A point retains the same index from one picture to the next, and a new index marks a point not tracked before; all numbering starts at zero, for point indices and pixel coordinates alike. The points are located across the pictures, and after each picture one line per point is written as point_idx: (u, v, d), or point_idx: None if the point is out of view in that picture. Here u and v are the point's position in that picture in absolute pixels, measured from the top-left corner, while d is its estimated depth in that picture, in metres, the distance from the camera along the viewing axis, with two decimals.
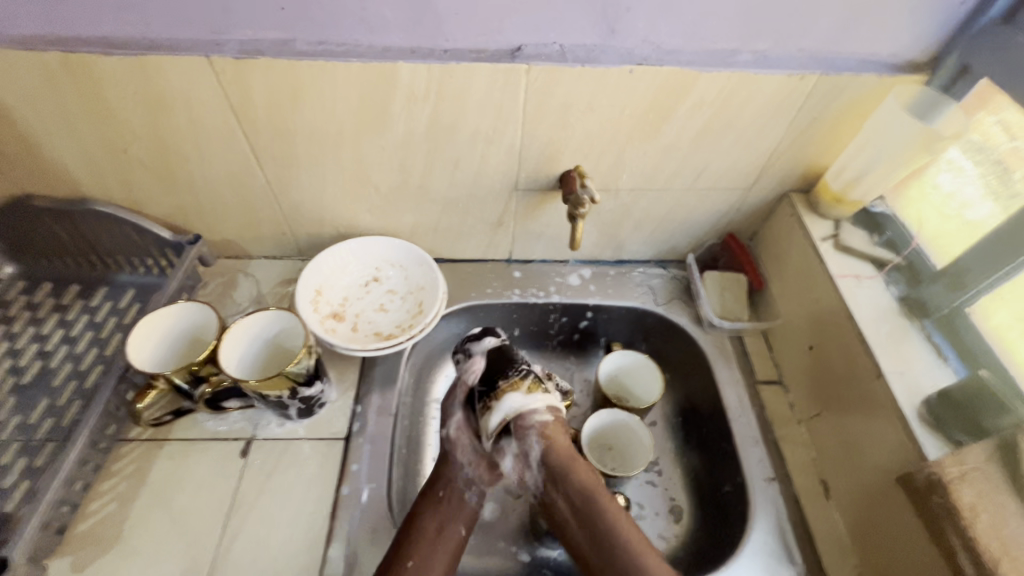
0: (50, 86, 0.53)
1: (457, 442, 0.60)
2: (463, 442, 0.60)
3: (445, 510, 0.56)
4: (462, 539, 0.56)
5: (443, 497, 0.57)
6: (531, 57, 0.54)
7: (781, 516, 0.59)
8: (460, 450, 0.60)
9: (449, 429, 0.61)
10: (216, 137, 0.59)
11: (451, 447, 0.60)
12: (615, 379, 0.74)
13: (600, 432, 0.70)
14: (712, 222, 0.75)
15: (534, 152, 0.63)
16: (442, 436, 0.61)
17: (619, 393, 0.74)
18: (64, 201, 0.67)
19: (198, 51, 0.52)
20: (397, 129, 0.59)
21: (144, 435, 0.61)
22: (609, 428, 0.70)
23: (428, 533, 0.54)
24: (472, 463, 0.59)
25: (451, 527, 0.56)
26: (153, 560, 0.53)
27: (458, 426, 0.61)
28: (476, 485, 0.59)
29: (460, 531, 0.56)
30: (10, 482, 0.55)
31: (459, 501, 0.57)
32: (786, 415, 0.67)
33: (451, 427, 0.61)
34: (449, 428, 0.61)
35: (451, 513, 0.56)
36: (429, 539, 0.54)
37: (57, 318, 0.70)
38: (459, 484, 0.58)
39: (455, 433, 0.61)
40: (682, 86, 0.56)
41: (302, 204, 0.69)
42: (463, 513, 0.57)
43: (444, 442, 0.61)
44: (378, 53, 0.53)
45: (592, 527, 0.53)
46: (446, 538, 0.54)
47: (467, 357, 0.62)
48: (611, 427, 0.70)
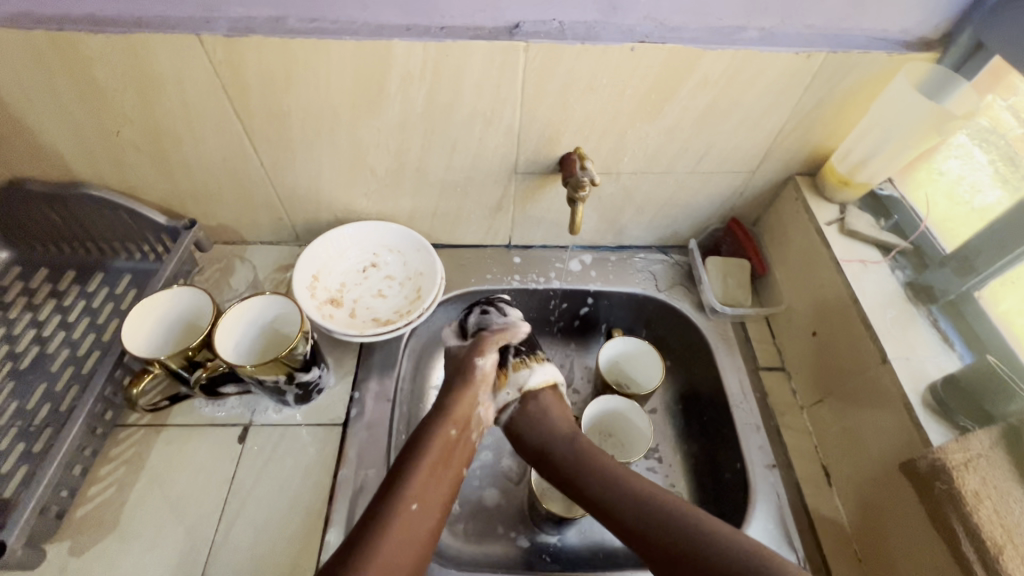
0: (38, 65, 0.52)
1: (484, 380, 0.60)
2: (483, 382, 0.61)
3: (453, 449, 0.56)
4: (461, 478, 0.56)
5: (453, 435, 0.56)
6: (530, 34, 0.52)
7: (782, 503, 0.59)
8: (478, 389, 0.60)
9: (487, 363, 0.61)
10: (209, 119, 0.58)
11: (470, 382, 0.60)
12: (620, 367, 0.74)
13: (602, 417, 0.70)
14: (715, 206, 0.74)
15: (534, 134, 0.61)
16: (479, 365, 0.60)
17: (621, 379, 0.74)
18: (58, 185, 0.66)
19: (188, 29, 0.50)
20: (394, 110, 0.58)
21: (142, 421, 0.61)
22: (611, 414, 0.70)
23: (435, 467, 0.54)
24: (483, 404, 0.61)
25: (455, 465, 0.56)
26: (152, 544, 0.53)
27: (491, 366, 0.61)
28: (478, 425, 0.60)
29: (461, 471, 0.56)
30: (8, 467, 0.55)
31: (462, 441, 0.58)
32: (788, 402, 0.67)
33: (487, 362, 0.61)
34: (482, 360, 0.61)
35: (455, 450, 0.57)
36: (436, 472, 0.54)
37: (54, 304, 0.69)
38: (467, 423, 0.58)
39: (489, 369, 0.61)
40: (684, 65, 0.54)
41: (298, 187, 0.68)
42: (465, 453, 0.58)
43: (477, 371, 0.60)
44: (373, 31, 0.51)
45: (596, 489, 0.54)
46: (450, 476, 0.55)
47: (504, 316, 0.65)
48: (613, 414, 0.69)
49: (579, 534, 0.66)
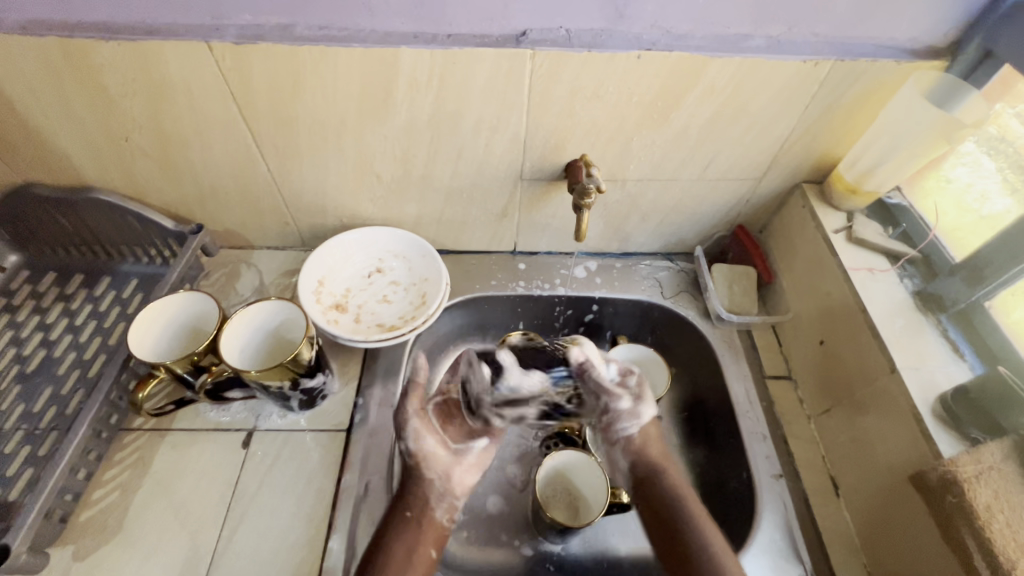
0: (48, 70, 0.52)
1: (424, 455, 0.58)
2: (432, 454, 0.58)
3: (415, 533, 0.53)
4: (433, 562, 0.53)
5: (410, 516, 0.54)
6: (536, 42, 0.52)
7: (789, 513, 0.58)
8: (428, 463, 0.58)
9: (427, 442, 0.58)
10: (217, 125, 0.59)
11: (422, 463, 0.58)
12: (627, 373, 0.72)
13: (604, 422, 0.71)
14: (721, 213, 0.74)
15: (540, 140, 0.61)
16: (403, 447, 0.57)
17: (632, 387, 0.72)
18: (67, 189, 0.66)
19: (197, 36, 0.51)
20: (400, 117, 0.58)
21: (147, 425, 0.61)
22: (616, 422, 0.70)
23: (402, 555, 0.51)
24: (444, 477, 0.58)
25: (420, 549, 0.53)
26: (155, 550, 0.53)
27: (417, 435, 0.58)
28: (443, 502, 0.57)
29: (430, 553, 0.53)
30: (13, 470, 0.56)
31: (426, 522, 0.55)
32: (796, 412, 0.66)
33: (411, 440, 0.57)
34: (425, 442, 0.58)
35: (420, 532, 0.54)
36: (398, 560, 0.51)
37: (62, 308, 0.70)
38: (423, 503, 0.56)
39: (433, 446, 0.58)
40: (691, 72, 0.54)
41: (304, 193, 0.68)
42: (429, 533, 0.55)
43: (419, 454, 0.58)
44: (380, 38, 0.52)
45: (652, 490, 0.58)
46: (416, 567, 0.51)
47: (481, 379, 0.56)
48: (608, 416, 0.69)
49: (584, 543, 0.65)
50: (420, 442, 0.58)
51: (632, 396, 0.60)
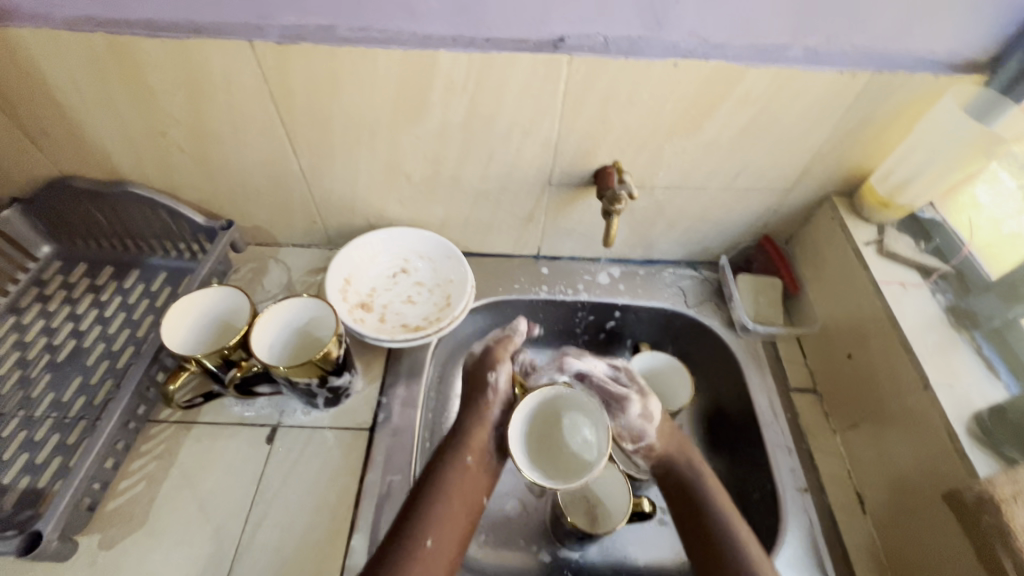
0: (93, 65, 0.53)
1: (500, 396, 0.62)
2: (497, 397, 0.62)
3: (469, 480, 0.56)
4: (482, 506, 0.56)
5: (470, 463, 0.57)
6: (573, 47, 0.52)
7: (814, 528, 0.57)
8: (488, 407, 0.61)
9: (499, 375, 0.63)
10: (254, 122, 0.59)
11: (487, 401, 0.61)
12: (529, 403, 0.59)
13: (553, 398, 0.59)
14: (748, 223, 0.73)
15: (571, 145, 0.61)
16: (492, 380, 0.62)
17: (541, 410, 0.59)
18: (103, 182, 0.67)
19: (239, 35, 0.51)
20: (434, 119, 0.59)
21: (173, 417, 0.62)
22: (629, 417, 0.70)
23: (453, 503, 0.54)
24: (504, 424, 0.61)
25: (472, 494, 0.56)
26: (179, 542, 0.53)
27: (506, 380, 0.63)
28: (502, 447, 0.60)
29: (482, 498, 0.56)
30: (43, 458, 0.57)
31: (483, 469, 0.58)
32: (821, 425, 0.65)
33: (500, 376, 0.63)
34: (495, 373, 0.63)
35: (477, 480, 0.57)
36: (453, 503, 0.54)
37: (92, 298, 0.71)
38: (484, 451, 0.59)
39: (502, 382, 0.63)
40: (727, 81, 0.54)
41: (334, 192, 0.68)
42: (487, 482, 0.58)
43: (489, 387, 0.62)
44: (420, 40, 0.52)
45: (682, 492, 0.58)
46: (466, 509, 0.55)
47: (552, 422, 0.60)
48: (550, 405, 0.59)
49: (601, 551, 0.65)
50: (489, 374, 0.63)
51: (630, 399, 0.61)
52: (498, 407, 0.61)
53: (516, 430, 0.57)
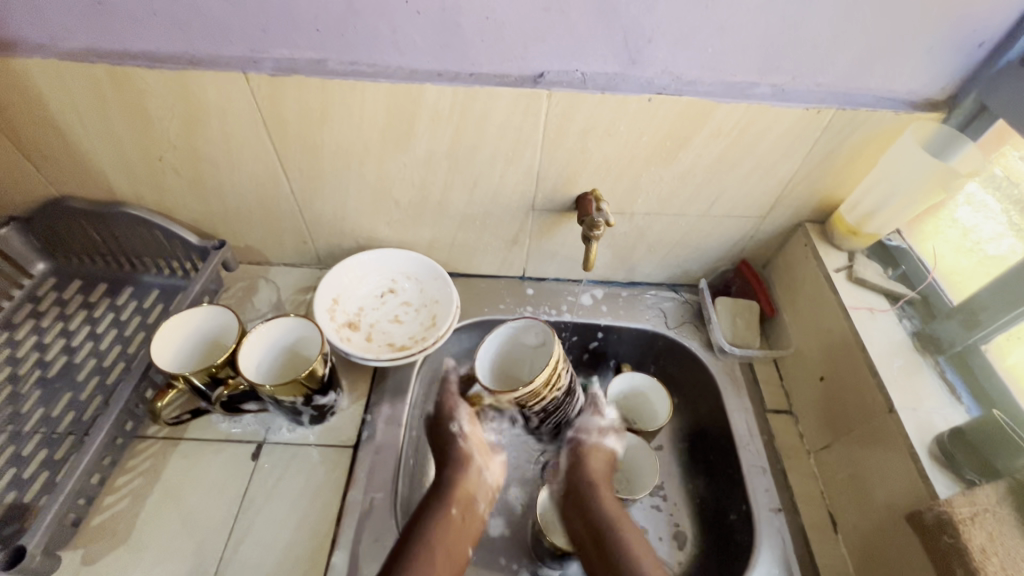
0: (93, 93, 0.56)
1: (472, 443, 0.68)
2: (470, 443, 0.67)
3: (454, 527, 0.59)
4: (467, 558, 0.59)
5: (454, 515, 0.61)
6: (553, 82, 0.55)
7: (787, 547, 0.59)
8: (472, 457, 0.66)
9: (460, 425, 0.68)
10: (248, 148, 0.62)
11: (468, 456, 0.66)
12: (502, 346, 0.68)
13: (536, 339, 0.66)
14: (725, 248, 0.76)
15: (552, 174, 0.64)
16: (455, 430, 0.68)
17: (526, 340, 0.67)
18: (99, 203, 0.69)
19: (236, 67, 0.54)
20: (421, 148, 0.61)
21: (160, 433, 0.63)
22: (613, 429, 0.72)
23: (438, 553, 0.56)
24: (487, 468, 0.67)
25: (456, 546, 0.59)
26: (162, 557, 0.54)
27: (467, 424, 0.69)
28: (484, 495, 0.65)
29: (468, 550, 0.59)
30: (30, 473, 0.58)
31: (467, 521, 0.61)
32: (795, 446, 0.67)
33: (463, 425, 0.68)
34: (455, 424, 0.68)
35: (462, 529, 0.60)
36: (439, 555, 0.56)
37: (85, 315, 0.73)
38: (468, 501, 0.63)
39: (466, 428, 0.68)
40: (700, 115, 0.57)
41: (324, 214, 0.71)
42: (470, 533, 0.61)
43: (455, 437, 0.68)
44: (407, 74, 0.55)
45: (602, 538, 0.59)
46: (452, 560, 0.57)
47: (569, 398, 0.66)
48: (519, 342, 0.68)
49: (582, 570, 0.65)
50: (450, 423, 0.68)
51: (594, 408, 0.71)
52: (472, 448, 0.67)
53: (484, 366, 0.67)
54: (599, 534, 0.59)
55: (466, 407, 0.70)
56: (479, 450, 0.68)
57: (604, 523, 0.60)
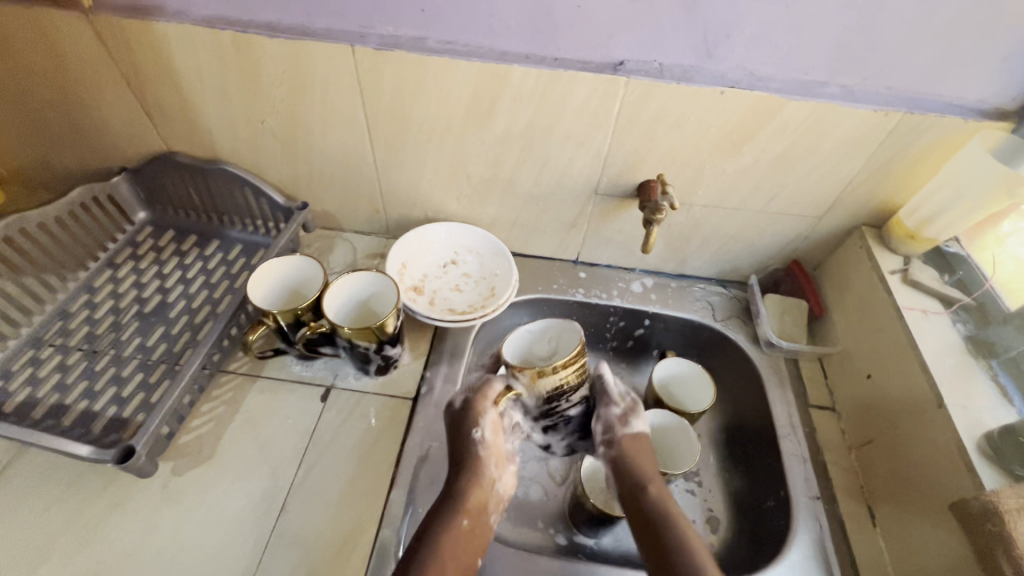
0: (217, 58, 0.63)
1: (490, 452, 0.62)
2: (485, 451, 0.62)
3: (467, 534, 0.56)
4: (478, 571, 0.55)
5: (464, 527, 0.56)
6: (631, 71, 0.59)
7: (823, 533, 0.60)
8: (486, 465, 0.61)
9: (484, 431, 0.61)
10: (342, 117, 0.68)
11: (481, 463, 0.61)
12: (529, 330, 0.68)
13: (565, 333, 0.66)
14: (778, 246, 0.78)
15: (619, 160, 0.68)
16: (478, 437, 0.61)
17: (549, 337, 0.68)
18: (202, 160, 0.76)
19: (344, 40, 0.60)
20: (500, 126, 0.66)
21: (240, 369, 0.69)
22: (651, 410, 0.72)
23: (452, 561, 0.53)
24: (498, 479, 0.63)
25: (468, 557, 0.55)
26: (240, 476, 0.60)
27: (489, 433, 0.62)
28: (495, 504, 0.61)
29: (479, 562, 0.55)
30: (129, 392, 0.65)
31: (477, 529, 0.57)
32: (837, 441, 0.68)
33: (485, 433, 0.62)
34: (477, 431, 0.61)
35: (473, 538, 0.56)
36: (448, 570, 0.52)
37: (177, 261, 0.80)
38: (479, 510, 0.58)
39: (487, 435, 0.62)
40: (768, 110, 0.60)
41: (400, 185, 0.76)
42: (480, 544, 0.56)
43: (476, 443, 0.61)
44: (497, 56, 0.59)
45: (660, 532, 0.57)
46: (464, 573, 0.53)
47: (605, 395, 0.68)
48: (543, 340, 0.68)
49: (614, 540, 0.69)
50: (474, 430, 0.61)
51: (626, 411, 0.67)
52: (488, 458, 0.62)
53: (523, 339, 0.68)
54: (659, 529, 0.58)
55: (493, 413, 0.63)
56: (498, 454, 0.63)
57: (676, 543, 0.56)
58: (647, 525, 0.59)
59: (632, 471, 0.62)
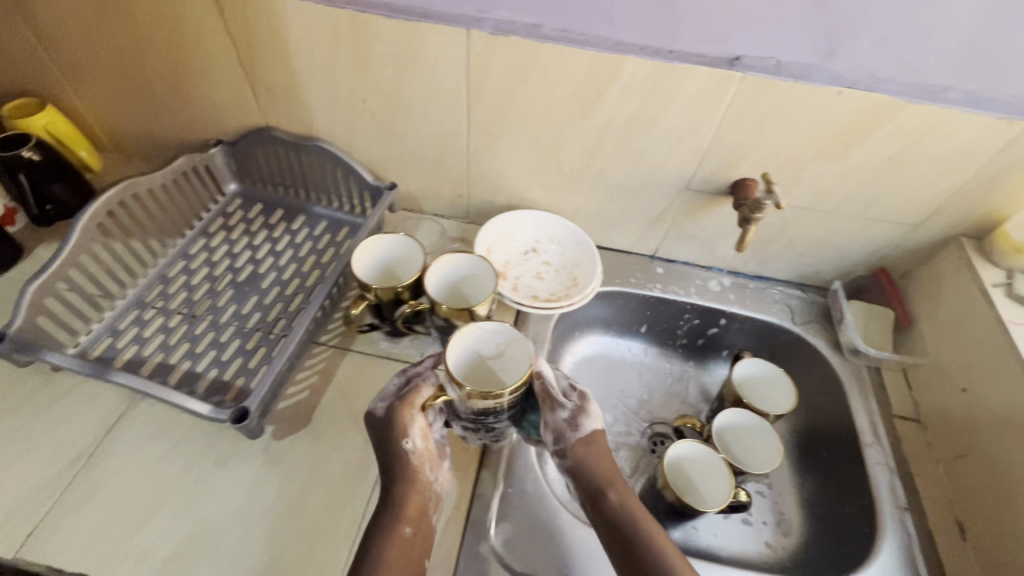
0: (331, 36, 0.64)
1: (423, 459, 0.56)
2: (422, 457, 0.56)
3: (412, 542, 0.51)
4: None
5: (407, 536, 0.51)
6: (748, 67, 0.58)
7: (911, 543, 0.60)
8: (423, 468, 0.56)
9: (415, 440, 0.55)
10: (444, 99, 0.69)
11: (415, 469, 0.55)
12: (474, 332, 0.57)
13: (514, 342, 0.56)
14: (866, 253, 0.77)
15: (719, 155, 0.67)
16: (409, 448, 0.55)
17: (497, 341, 0.57)
18: (297, 136, 0.78)
19: (461, 24, 0.60)
20: (602, 116, 0.66)
21: (331, 342, 0.70)
22: (717, 415, 0.73)
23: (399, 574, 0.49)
24: (436, 479, 0.57)
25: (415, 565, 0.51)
26: (337, 444, 0.62)
27: (420, 438, 0.56)
28: (435, 505, 0.56)
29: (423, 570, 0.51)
30: (228, 356, 0.67)
31: (420, 535, 0.53)
32: (923, 453, 0.67)
33: (416, 441, 0.56)
34: (409, 440, 0.55)
35: (419, 544, 0.52)
36: None
37: (266, 233, 0.82)
38: (421, 513, 0.54)
39: (420, 443, 0.56)
40: (884, 113, 0.59)
41: (488, 170, 0.77)
42: (426, 548, 0.52)
43: (409, 455, 0.55)
44: (612, 45, 0.59)
45: (623, 536, 0.52)
46: None
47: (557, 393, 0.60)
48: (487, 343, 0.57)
49: (684, 535, 0.69)
50: (404, 439, 0.55)
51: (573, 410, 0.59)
52: (425, 461, 0.56)
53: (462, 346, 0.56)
54: (623, 533, 0.52)
55: (421, 418, 0.57)
56: (436, 456, 0.58)
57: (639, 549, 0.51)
58: (609, 528, 0.53)
59: (586, 473, 0.56)
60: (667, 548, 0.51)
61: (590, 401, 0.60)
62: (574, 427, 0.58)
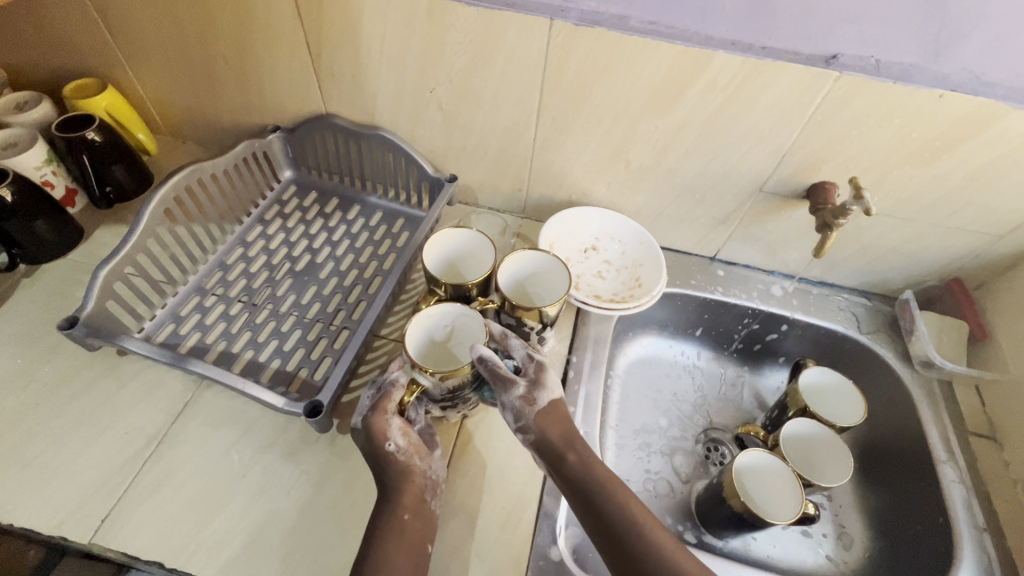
0: (406, 23, 0.62)
1: (411, 452, 0.53)
2: (409, 453, 0.53)
3: (416, 532, 0.50)
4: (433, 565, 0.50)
5: (408, 521, 0.50)
6: (845, 65, 0.55)
7: (992, 566, 0.58)
8: (413, 461, 0.53)
9: (397, 441, 0.52)
10: (516, 91, 0.67)
11: (406, 467, 0.52)
12: (430, 316, 0.57)
13: (462, 319, 0.58)
14: (941, 263, 0.74)
15: (800, 157, 0.65)
16: (392, 451, 0.52)
17: (443, 323, 0.58)
18: (358, 125, 0.77)
19: (544, 14, 0.58)
20: (681, 113, 0.64)
21: (392, 335, 0.70)
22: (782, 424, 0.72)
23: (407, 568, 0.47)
24: (430, 467, 0.55)
25: (421, 554, 0.49)
26: None
27: (402, 439, 0.53)
28: (434, 491, 0.54)
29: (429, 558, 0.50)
30: (290, 346, 0.66)
31: (424, 521, 0.51)
32: (1000, 473, 0.65)
33: (399, 441, 0.53)
34: (390, 443, 0.52)
35: (424, 534, 0.50)
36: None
37: (322, 223, 0.81)
38: (420, 498, 0.52)
39: (404, 441, 0.53)
40: (987, 119, 0.56)
41: (551, 165, 0.75)
42: (429, 533, 0.51)
43: (392, 459, 0.52)
44: (702, 40, 0.57)
45: (589, 500, 0.50)
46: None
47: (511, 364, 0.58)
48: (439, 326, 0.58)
49: (742, 545, 0.68)
50: (385, 442, 0.52)
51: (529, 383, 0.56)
52: (414, 452, 0.54)
53: (415, 338, 0.56)
54: (589, 498, 0.50)
55: (398, 418, 0.54)
56: (423, 450, 0.55)
57: (613, 514, 0.49)
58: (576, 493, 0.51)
59: (549, 441, 0.54)
60: (639, 511, 0.49)
61: (546, 369, 0.58)
62: (532, 402, 0.55)
